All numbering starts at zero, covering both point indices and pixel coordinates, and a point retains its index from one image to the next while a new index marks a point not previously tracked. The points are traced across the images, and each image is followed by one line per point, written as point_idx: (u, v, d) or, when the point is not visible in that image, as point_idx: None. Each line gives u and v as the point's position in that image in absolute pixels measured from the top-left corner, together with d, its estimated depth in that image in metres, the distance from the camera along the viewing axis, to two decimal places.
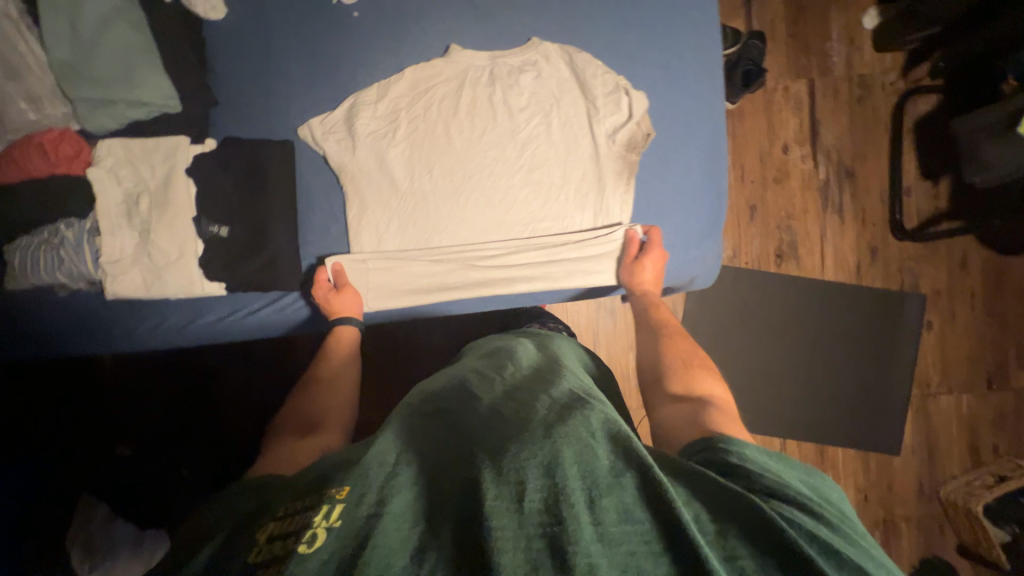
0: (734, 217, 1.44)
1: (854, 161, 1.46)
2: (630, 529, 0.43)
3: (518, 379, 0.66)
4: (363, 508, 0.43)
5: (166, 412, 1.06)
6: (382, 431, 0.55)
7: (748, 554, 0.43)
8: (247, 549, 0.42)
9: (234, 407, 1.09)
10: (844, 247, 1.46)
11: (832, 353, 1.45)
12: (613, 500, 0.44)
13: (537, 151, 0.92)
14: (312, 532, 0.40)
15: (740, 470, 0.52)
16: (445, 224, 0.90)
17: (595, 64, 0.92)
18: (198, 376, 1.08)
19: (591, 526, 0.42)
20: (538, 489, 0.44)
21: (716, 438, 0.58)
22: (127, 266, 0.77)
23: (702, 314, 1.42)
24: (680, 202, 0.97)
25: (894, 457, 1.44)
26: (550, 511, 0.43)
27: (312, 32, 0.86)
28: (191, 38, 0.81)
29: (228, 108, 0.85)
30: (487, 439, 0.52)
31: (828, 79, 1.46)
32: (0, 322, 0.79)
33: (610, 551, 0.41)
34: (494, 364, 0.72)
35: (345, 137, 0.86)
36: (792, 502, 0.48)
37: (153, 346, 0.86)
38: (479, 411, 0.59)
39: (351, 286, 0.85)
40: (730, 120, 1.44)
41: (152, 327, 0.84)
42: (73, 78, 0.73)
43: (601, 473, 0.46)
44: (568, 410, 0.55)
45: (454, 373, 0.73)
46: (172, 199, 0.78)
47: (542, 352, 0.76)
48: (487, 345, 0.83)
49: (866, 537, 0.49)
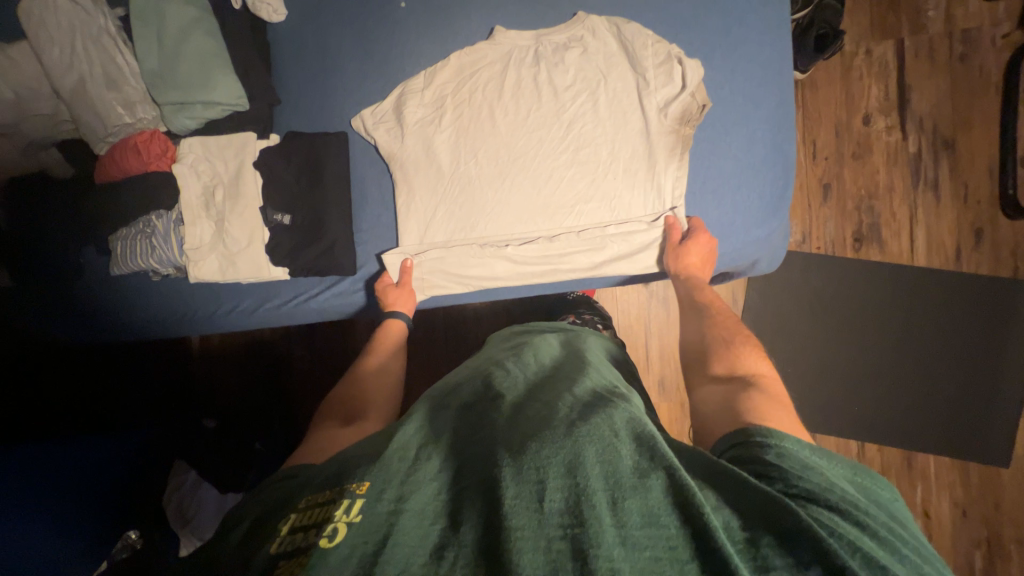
0: (805, 198, 1.33)
1: (953, 129, 1.29)
2: (655, 534, 0.41)
3: (539, 380, 0.67)
4: (382, 506, 0.44)
5: (244, 391, 1.18)
6: (407, 420, 0.57)
7: (787, 567, 0.39)
8: (271, 541, 0.44)
9: (302, 381, 1.19)
10: (940, 229, 1.30)
11: (924, 348, 1.30)
12: (637, 502, 0.43)
13: (583, 131, 0.90)
14: (333, 526, 0.42)
15: (774, 467, 0.48)
16: (491, 207, 0.91)
17: (645, 34, 0.88)
18: (268, 359, 1.19)
19: (612, 529, 0.41)
20: (559, 488, 0.44)
21: (754, 433, 0.53)
22: (206, 253, 0.85)
23: (766, 304, 1.33)
24: (739, 179, 0.90)
25: (1002, 468, 1.27)
26: (570, 512, 0.42)
27: (364, 26, 0.91)
28: (258, 40, 0.89)
29: (290, 105, 0.92)
30: (508, 436, 0.52)
31: (922, 37, 1.30)
32: (105, 309, 0.92)
33: (633, 555, 0.40)
34: (517, 359, 0.73)
35: (394, 125, 0.90)
36: (835, 508, 0.44)
37: (228, 328, 0.95)
38: (504, 407, 0.59)
39: (409, 285, 0.89)
40: (800, 92, 1.33)
41: (229, 310, 0.93)
42: (162, 84, 0.83)
43: (624, 475, 0.45)
44: (590, 409, 0.54)
45: (479, 365, 0.74)
46: (243, 190, 0.87)
47: (568, 351, 0.76)
48: (510, 337, 0.86)
49: (920, 549, 0.44)
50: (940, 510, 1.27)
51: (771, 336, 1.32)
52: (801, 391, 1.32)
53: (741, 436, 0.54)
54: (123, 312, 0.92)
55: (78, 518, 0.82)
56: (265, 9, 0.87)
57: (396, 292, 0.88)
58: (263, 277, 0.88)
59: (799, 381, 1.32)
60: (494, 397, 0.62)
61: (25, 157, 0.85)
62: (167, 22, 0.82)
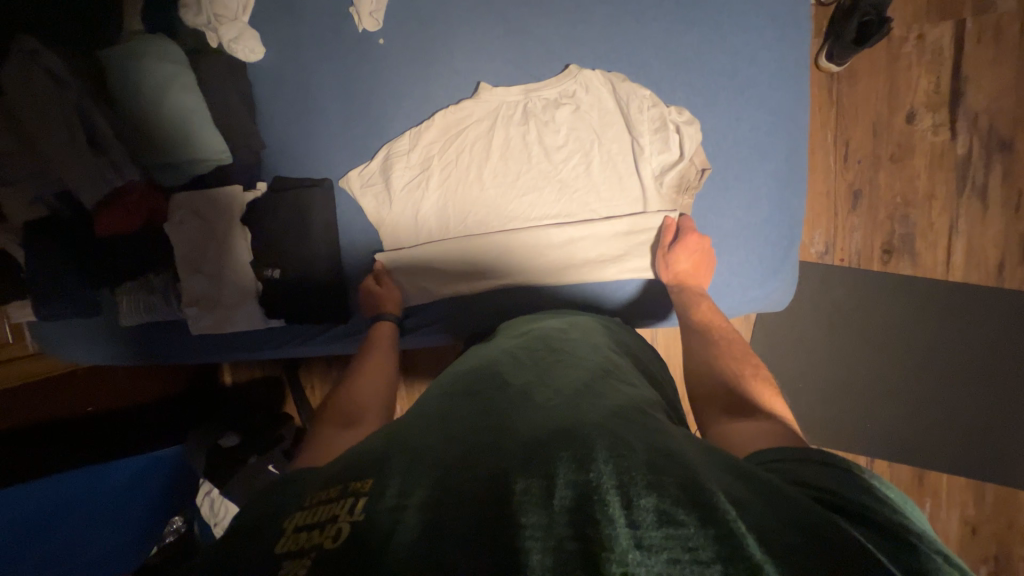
0: (831, 205, 1.21)
1: (1013, 129, 1.16)
2: (673, 535, 0.36)
3: (543, 360, 0.62)
4: (387, 500, 0.41)
5: (263, 386, 1.24)
6: (406, 416, 0.54)
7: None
8: (275, 540, 0.41)
9: (318, 386, 1.25)
10: (984, 241, 1.19)
11: (953, 361, 1.22)
12: (651, 500, 0.38)
13: (577, 194, 0.88)
14: (337, 526, 0.40)
15: (824, 489, 0.45)
16: (483, 272, 0.89)
17: (641, 95, 0.86)
18: (285, 364, 1.22)
19: (624, 529, 0.36)
20: (568, 485, 0.40)
21: (810, 457, 0.50)
22: (203, 310, 0.90)
23: (778, 317, 1.26)
24: (739, 238, 0.90)
25: (1021, 489, 1.23)
26: (581, 510, 0.38)
27: (347, 67, 0.87)
28: (238, 84, 0.86)
29: (274, 152, 0.89)
30: (515, 427, 0.48)
31: (987, 17, 1.14)
32: (116, 338, 0.94)
33: (650, 559, 0.35)
34: (527, 344, 0.67)
35: (381, 190, 0.88)
36: (874, 531, 0.41)
37: (221, 353, 0.95)
38: (510, 389, 0.55)
39: (391, 282, 0.90)
40: (838, 84, 1.18)
41: (226, 338, 0.93)
42: (146, 145, 0.82)
43: (638, 471, 0.41)
44: (600, 403, 0.51)
45: (488, 351, 0.68)
46: (234, 246, 0.88)
47: (580, 335, 0.71)
48: (530, 321, 0.77)
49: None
50: (948, 529, 1.25)
51: (785, 346, 1.26)
52: (814, 404, 1.26)
53: (793, 456, 0.51)
54: (128, 341, 0.94)
55: (124, 521, 0.96)
56: (242, 49, 0.84)
57: (377, 293, 0.89)
58: (260, 327, 0.91)
59: (812, 393, 1.26)
60: (500, 378, 0.58)
61: (30, 207, 0.83)
62: (140, 81, 0.79)
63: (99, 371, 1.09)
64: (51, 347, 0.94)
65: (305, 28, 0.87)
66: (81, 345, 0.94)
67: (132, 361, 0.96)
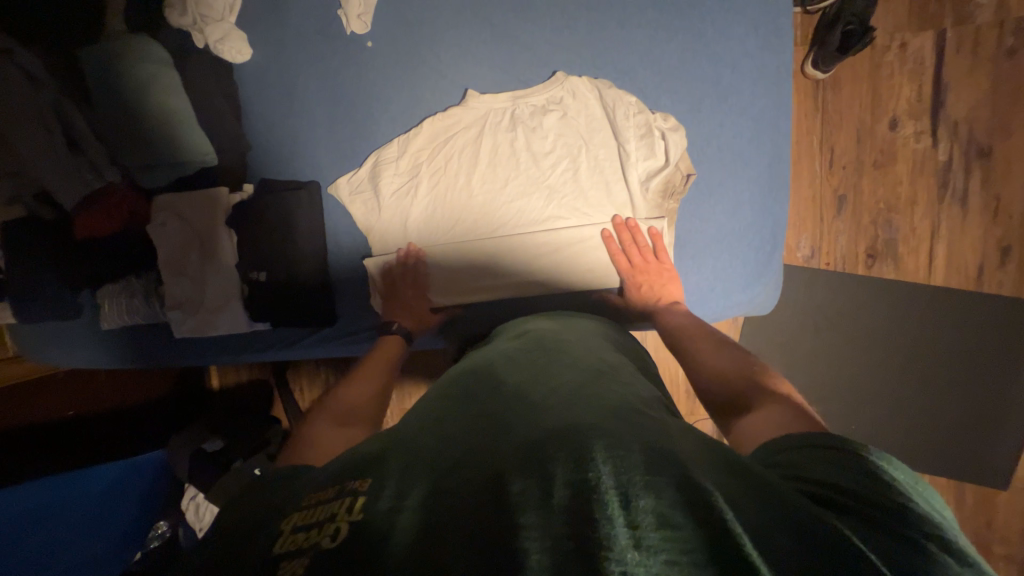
0: (816, 211, 1.23)
1: (992, 136, 1.18)
2: (671, 537, 0.36)
3: (539, 363, 0.62)
4: (384, 502, 0.41)
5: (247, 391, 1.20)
6: (406, 418, 0.55)
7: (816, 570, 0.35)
8: (271, 538, 0.40)
9: (307, 390, 1.23)
10: (963, 245, 1.21)
11: (936, 364, 1.24)
12: (649, 501, 0.38)
13: (565, 198, 0.88)
14: (335, 526, 0.40)
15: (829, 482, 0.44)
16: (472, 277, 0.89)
17: (627, 102, 0.86)
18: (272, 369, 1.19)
19: (624, 530, 0.36)
20: (566, 484, 0.39)
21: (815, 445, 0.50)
22: (186, 314, 0.88)
23: (764, 320, 1.28)
24: (723, 244, 0.91)
25: (1001, 491, 1.24)
26: (579, 507, 0.38)
27: (333, 70, 0.87)
28: (222, 86, 0.85)
29: (260, 154, 0.88)
30: (513, 429, 0.47)
31: (967, 27, 1.16)
32: (93, 342, 0.92)
33: (648, 559, 0.35)
34: (523, 348, 0.67)
35: (370, 197, 0.88)
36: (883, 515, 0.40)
37: (203, 356, 0.93)
38: (506, 392, 0.55)
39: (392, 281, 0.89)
40: (822, 91, 1.20)
41: (208, 342, 0.92)
42: (127, 146, 0.81)
43: (637, 471, 0.40)
44: (600, 403, 0.51)
45: (485, 353, 0.68)
46: (217, 248, 0.87)
47: (576, 338, 0.70)
48: (520, 325, 0.77)
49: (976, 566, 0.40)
50: None
51: (771, 350, 1.28)
52: None
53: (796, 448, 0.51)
54: (113, 346, 0.92)
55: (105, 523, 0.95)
56: (228, 50, 0.83)
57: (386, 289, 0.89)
58: (244, 330, 0.90)
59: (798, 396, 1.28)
60: (498, 381, 0.58)
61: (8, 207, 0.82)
62: (122, 82, 0.78)
63: (82, 372, 1.09)
64: (34, 350, 0.92)
65: (290, 31, 0.86)
66: (65, 347, 0.92)
67: (111, 365, 0.94)
